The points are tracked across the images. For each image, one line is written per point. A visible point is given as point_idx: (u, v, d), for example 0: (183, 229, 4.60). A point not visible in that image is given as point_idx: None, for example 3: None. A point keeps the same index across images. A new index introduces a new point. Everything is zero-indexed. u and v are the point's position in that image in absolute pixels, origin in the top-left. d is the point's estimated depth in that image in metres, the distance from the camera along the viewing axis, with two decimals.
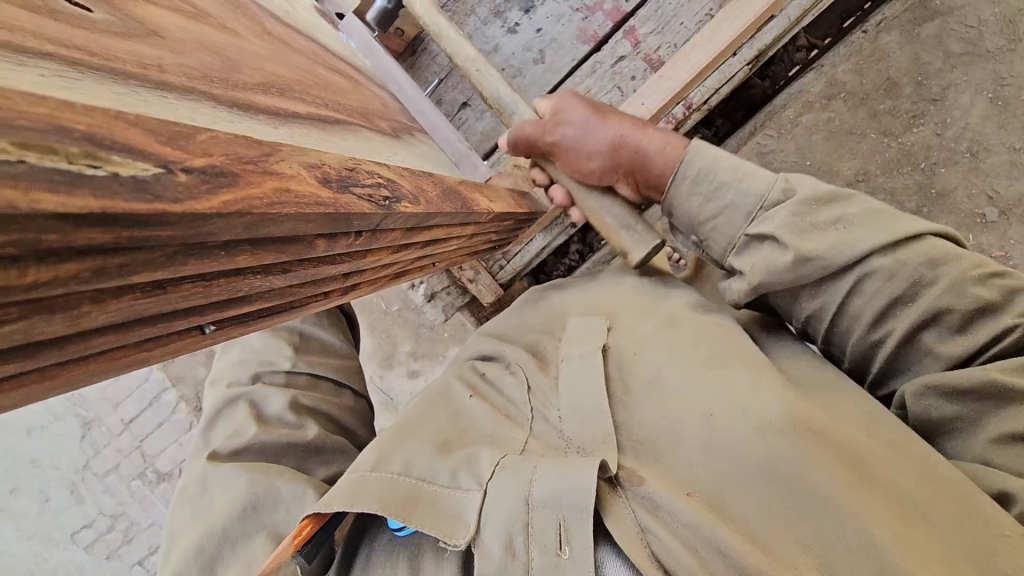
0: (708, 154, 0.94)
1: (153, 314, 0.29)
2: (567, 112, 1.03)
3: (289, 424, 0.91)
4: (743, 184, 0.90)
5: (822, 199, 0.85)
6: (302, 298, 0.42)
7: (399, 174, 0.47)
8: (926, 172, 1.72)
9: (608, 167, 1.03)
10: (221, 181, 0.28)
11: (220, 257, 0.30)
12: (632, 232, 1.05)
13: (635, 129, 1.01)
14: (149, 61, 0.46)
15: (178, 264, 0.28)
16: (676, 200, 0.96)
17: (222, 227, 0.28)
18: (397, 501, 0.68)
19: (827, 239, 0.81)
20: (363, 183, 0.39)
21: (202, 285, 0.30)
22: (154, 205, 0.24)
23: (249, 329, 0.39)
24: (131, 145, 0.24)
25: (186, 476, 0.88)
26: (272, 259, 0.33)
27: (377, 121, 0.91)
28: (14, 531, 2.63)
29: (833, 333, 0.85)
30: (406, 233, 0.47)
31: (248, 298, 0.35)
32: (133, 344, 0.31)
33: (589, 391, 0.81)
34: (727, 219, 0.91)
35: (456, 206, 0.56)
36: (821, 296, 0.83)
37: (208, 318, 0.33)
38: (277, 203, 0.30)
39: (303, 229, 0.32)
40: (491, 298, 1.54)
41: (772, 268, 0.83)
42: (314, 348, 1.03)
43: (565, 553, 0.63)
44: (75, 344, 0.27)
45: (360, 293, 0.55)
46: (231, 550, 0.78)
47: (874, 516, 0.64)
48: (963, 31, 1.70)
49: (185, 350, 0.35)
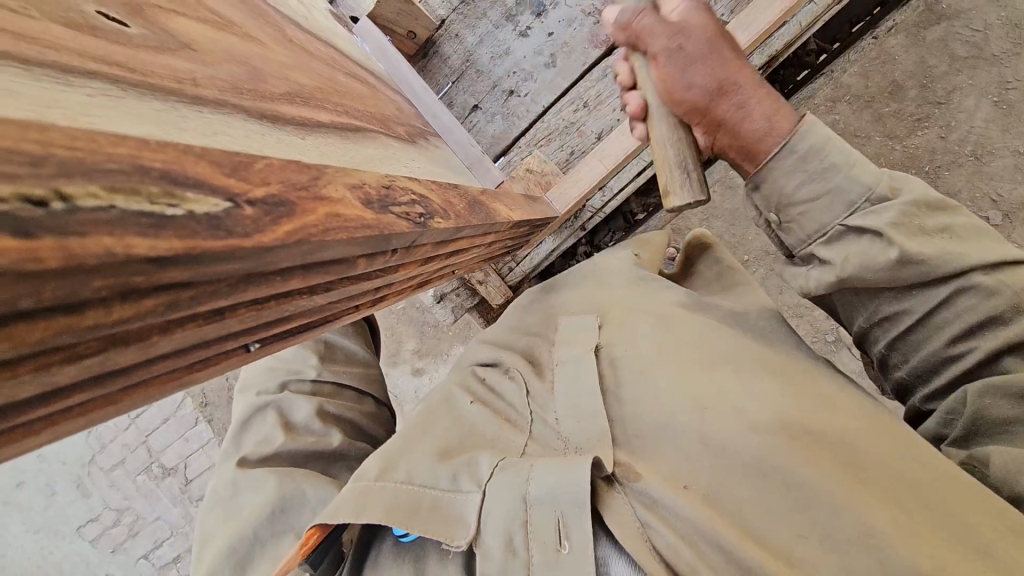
0: (823, 130, 0.83)
1: (209, 338, 0.30)
2: (693, 31, 0.87)
3: (314, 432, 0.91)
4: (852, 171, 0.81)
5: (931, 206, 0.79)
6: (335, 312, 0.42)
7: (429, 188, 0.47)
8: (930, 174, 1.72)
9: (702, 107, 0.88)
10: (281, 211, 0.28)
11: (276, 283, 0.30)
12: (685, 175, 0.88)
13: (749, 81, 0.87)
14: (184, 75, 0.46)
15: (239, 291, 0.28)
16: (772, 171, 0.85)
17: (283, 256, 0.29)
18: (399, 508, 0.70)
19: (932, 247, 0.77)
20: (400, 201, 0.39)
21: (255, 309, 0.31)
22: (228, 241, 0.25)
23: (285, 344, 0.38)
24: (201, 179, 0.25)
25: (214, 481, 0.89)
26: (319, 280, 0.33)
27: (394, 127, 0.92)
28: (21, 525, 2.65)
29: (904, 340, 0.83)
30: (435, 247, 0.47)
31: (291, 316, 0.35)
32: (187, 366, 0.30)
33: (587, 392, 0.82)
34: (825, 204, 0.83)
35: (481, 217, 0.56)
36: (905, 301, 0.80)
37: (255, 336, 0.33)
38: (331, 230, 0.30)
39: (350, 252, 0.33)
40: (500, 299, 1.55)
41: (867, 264, 0.79)
42: (338, 357, 1.04)
43: (565, 548, 0.64)
44: (139, 371, 0.27)
45: (388, 302, 0.55)
46: (260, 552, 0.79)
47: (870, 507, 0.65)
48: (967, 35, 1.71)
49: (231, 369, 0.35)
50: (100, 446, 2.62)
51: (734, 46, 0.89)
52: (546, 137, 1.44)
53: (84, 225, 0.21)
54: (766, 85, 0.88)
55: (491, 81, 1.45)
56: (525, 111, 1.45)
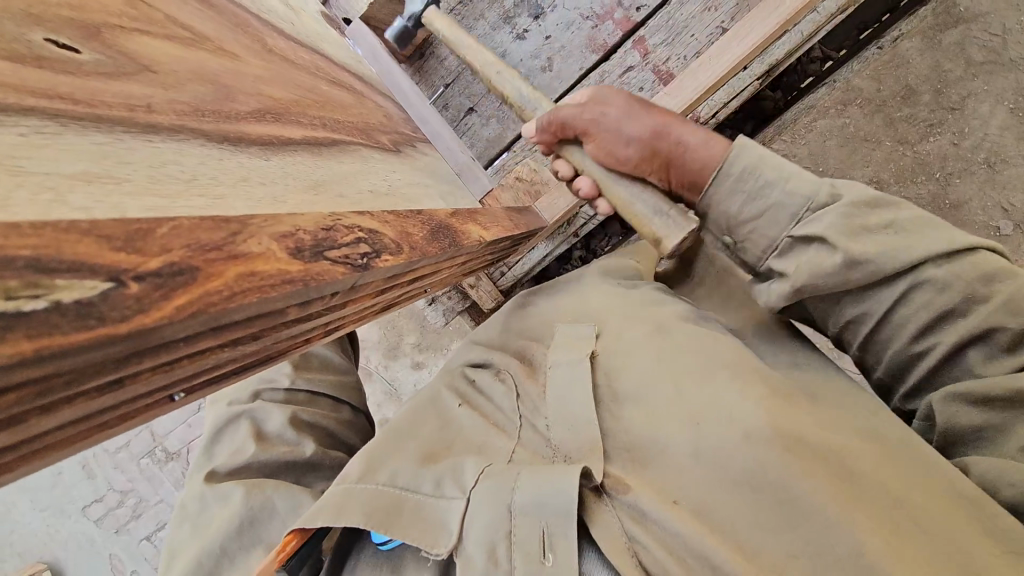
0: (754, 150, 0.85)
1: (112, 404, 0.29)
2: (603, 100, 0.95)
3: (288, 441, 0.92)
4: (789, 185, 0.82)
5: (870, 202, 0.78)
6: (280, 348, 0.41)
7: (382, 221, 0.47)
8: (940, 182, 1.68)
9: (645, 154, 0.92)
10: (177, 280, 0.27)
11: (180, 346, 0.29)
12: (666, 220, 0.90)
13: (674, 120, 0.92)
14: (138, 101, 0.46)
15: (133, 364, 0.27)
16: (715, 199, 0.88)
17: (179, 329, 0.27)
18: (380, 511, 0.70)
19: (872, 247, 0.76)
20: (340, 243, 0.38)
21: (165, 370, 0.29)
22: (97, 330, 0.24)
23: (219, 388, 0.37)
24: (81, 262, 0.24)
25: (186, 492, 0.90)
26: (237, 334, 0.32)
27: (377, 137, 0.91)
28: (30, 503, 2.75)
29: (873, 340, 0.83)
30: (390, 279, 0.47)
31: (222, 363, 0.35)
32: (97, 424, 0.30)
33: (576, 400, 0.81)
34: (771, 220, 0.83)
35: (445, 245, 0.56)
36: (865, 304, 0.80)
37: (175, 387, 0.32)
38: (237, 293, 0.29)
39: (268, 307, 0.32)
40: (492, 303, 1.55)
41: (817, 270, 0.78)
42: (315, 364, 1.05)
43: (549, 561, 0.63)
44: (33, 442, 0.26)
45: (347, 328, 0.54)
46: (229, 564, 0.80)
47: (869, 524, 0.64)
48: (985, 39, 1.67)
49: (153, 418, 0.34)
50: None
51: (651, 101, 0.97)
52: None
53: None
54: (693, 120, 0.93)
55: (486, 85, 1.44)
56: (521, 116, 1.44)
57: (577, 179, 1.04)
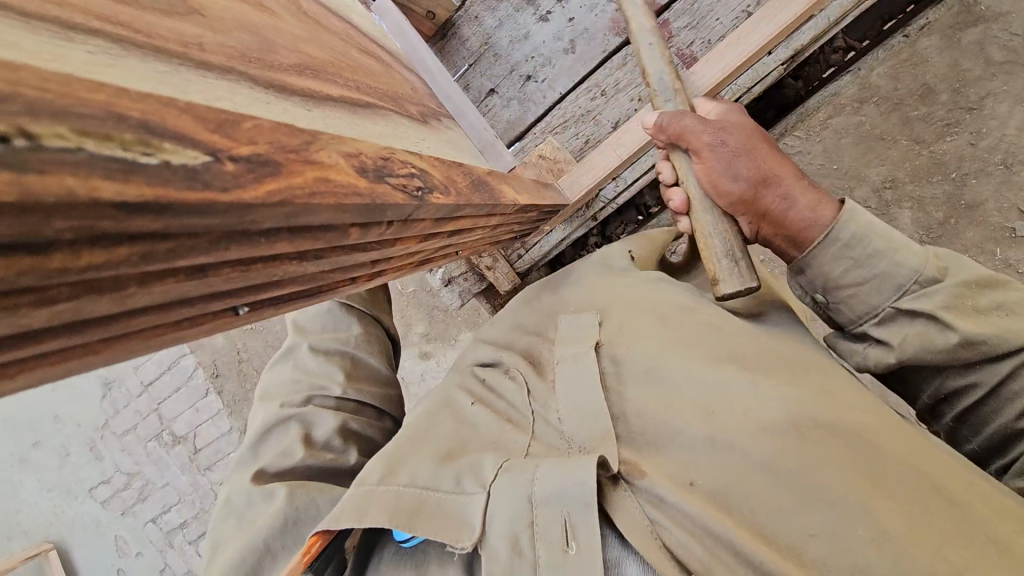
0: (865, 220, 0.88)
1: (195, 296, 0.30)
2: (734, 129, 0.94)
3: (335, 449, 0.94)
4: (897, 256, 0.87)
5: (980, 284, 0.85)
6: (331, 283, 0.42)
7: (429, 163, 0.47)
8: (957, 182, 1.68)
9: (749, 197, 0.93)
10: (266, 170, 0.28)
11: (261, 243, 0.31)
12: (737, 267, 0.92)
13: (789, 176, 0.92)
14: (190, 40, 0.46)
15: (221, 250, 0.29)
16: (818, 258, 0.90)
17: (266, 216, 0.28)
18: (402, 510, 0.70)
19: (990, 326, 0.83)
20: (397, 173, 0.39)
21: (241, 270, 0.31)
22: (203, 196, 0.25)
23: (275, 312, 0.38)
24: (182, 133, 0.25)
25: (229, 488, 0.91)
26: (307, 245, 0.33)
27: (406, 107, 0.92)
28: (37, 482, 2.81)
29: (976, 411, 0.88)
30: (435, 223, 0.47)
31: (282, 282, 0.35)
32: (173, 322, 0.31)
33: (588, 390, 0.82)
34: (875, 288, 0.87)
35: (485, 197, 0.56)
36: (974, 374, 0.86)
37: (244, 298, 0.34)
38: (315, 193, 0.30)
39: (339, 218, 0.32)
40: (507, 285, 1.54)
41: (929, 344, 0.84)
42: (362, 374, 1.06)
43: (572, 550, 0.64)
44: (120, 323, 0.28)
45: (387, 278, 0.55)
46: (273, 563, 0.83)
47: (888, 506, 0.67)
48: (1006, 39, 1.64)
49: (220, 330, 0.35)
50: (114, 411, 2.70)
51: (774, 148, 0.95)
52: (562, 126, 1.43)
53: (45, 164, 0.21)
54: (808, 180, 0.94)
55: (508, 65, 1.44)
56: (542, 98, 1.44)
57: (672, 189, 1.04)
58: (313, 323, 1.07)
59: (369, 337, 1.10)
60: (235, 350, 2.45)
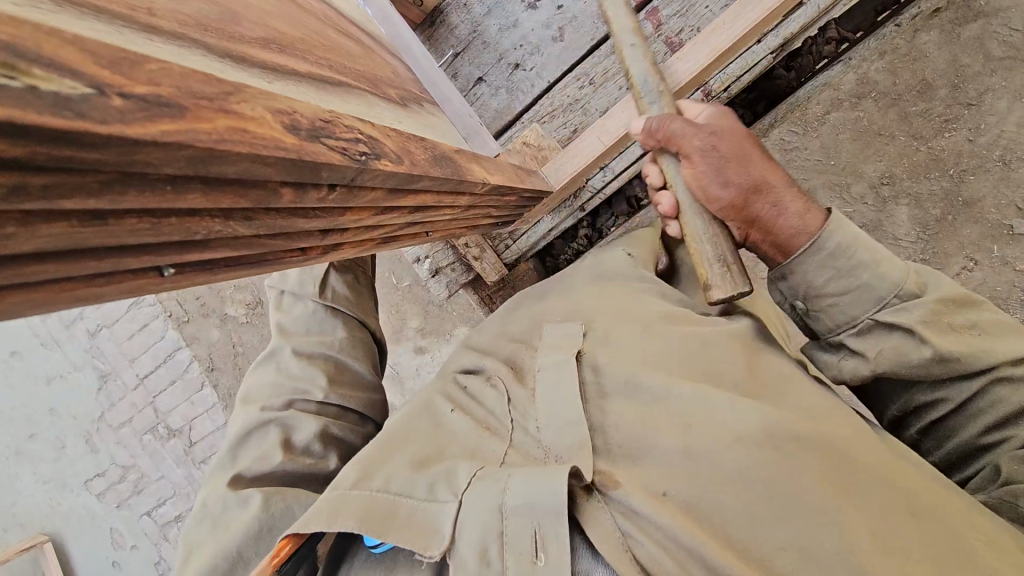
0: (851, 229, 0.87)
1: (101, 247, 0.30)
2: (725, 133, 0.92)
3: (314, 454, 0.94)
4: (880, 268, 0.85)
5: (957, 300, 0.84)
6: (273, 252, 0.42)
7: (382, 132, 0.46)
8: (954, 179, 1.65)
9: (738, 204, 0.91)
10: (164, 111, 0.26)
11: (167, 191, 0.30)
12: (727, 271, 0.90)
13: (779, 181, 0.91)
14: (138, 4, 0.45)
15: (116, 193, 0.28)
16: (799, 265, 0.89)
17: (161, 157, 0.27)
18: (372, 515, 0.69)
19: (961, 343, 0.81)
20: (338, 136, 0.38)
21: (151, 222, 0.31)
22: (73, 125, 0.23)
23: (213, 278, 0.38)
24: (60, 62, 0.23)
25: (206, 492, 0.91)
26: (226, 202, 0.33)
27: (386, 90, 0.90)
28: (33, 475, 2.81)
29: (939, 427, 0.88)
30: (387, 194, 0.46)
31: (209, 245, 0.35)
32: (84, 277, 0.31)
33: (567, 403, 0.78)
34: (855, 299, 0.86)
35: (447, 171, 0.55)
36: (942, 391, 0.85)
37: (167, 258, 0.33)
38: (227, 140, 0.29)
39: (259, 170, 0.32)
40: (495, 276, 1.53)
41: (902, 360, 0.82)
42: (347, 380, 1.04)
43: (541, 561, 0.62)
44: (16, 270, 0.27)
45: (346, 254, 0.55)
46: (242, 571, 0.81)
47: (860, 522, 0.66)
48: (1005, 34, 1.60)
49: (143, 292, 0.35)
50: (109, 404, 2.68)
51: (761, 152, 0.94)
52: (550, 114, 1.42)
53: None
54: (799, 187, 0.92)
55: (497, 53, 1.43)
56: (530, 87, 1.43)
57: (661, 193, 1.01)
58: (297, 325, 1.05)
59: (354, 341, 1.08)
60: (230, 344, 2.42)
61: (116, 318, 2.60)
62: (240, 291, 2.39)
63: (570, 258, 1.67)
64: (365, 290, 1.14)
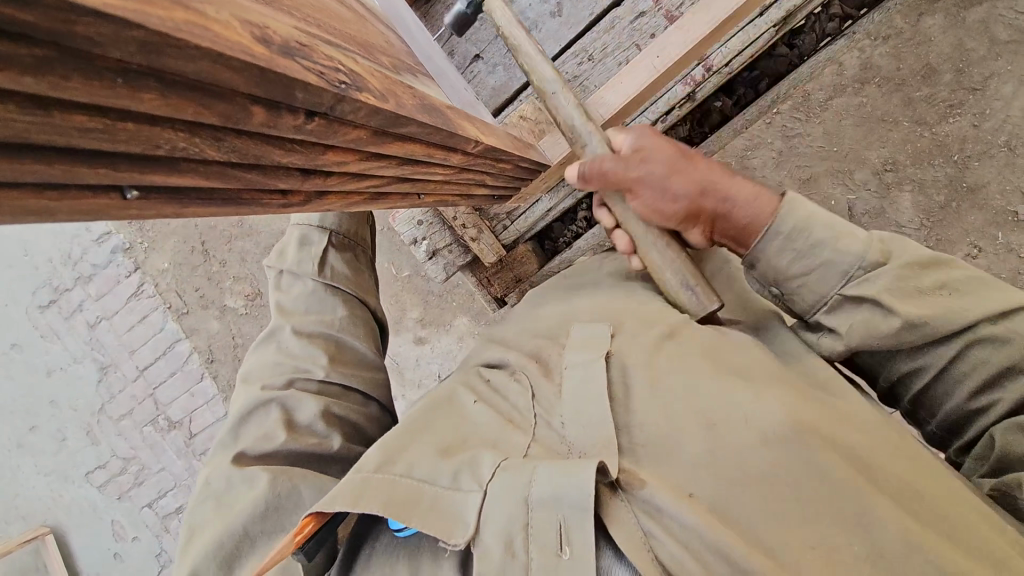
0: (802, 209, 0.86)
1: (54, 144, 0.28)
2: (657, 147, 0.95)
3: (318, 433, 0.90)
4: (839, 243, 0.84)
5: (928, 263, 0.82)
6: (250, 187, 0.42)
7: (368, 72, 0.46)
8: (959, 165, 1.62)
9: (693, 209, 0.94)
10: None
11: (119, 88, 0.28)
12: (694, 294, 0.92)
13: (719, 176, 0.94)
14: None
15: (58, 77, 0.26)
16: (762, 251, 0.88)
17: (108, 37, 0.25)
18: (397, 501, 0.67)
19: (931, 309, 0.79)
20: (315, 61, 0.37)
21: (103, 123, 0.29)
22: None
23: (180, 209, 0.38)
24: None
25: (207, 475, 0.88)
26: (189, 109, 0.32)
27: (377, 55, 0.87)
28: (33, 467, 2.80)
29: (927, 395, 0.86)
30: (371, 136, 0.47)
31: (178, 166, 0.35)
32: (33, 187, 0.29)
33: (594, 398, 0.75)
34: (820, 276, 0.84)
35: (435, 121, 0.54)
36: (919, 359, 0.83)
37: (128, 176, 0.32)
38: (182, 30, 0.27)
39: (222, 75, 0.30)
40: (493, 257, 1.51)
41: (873, 330, 0.80)
42: (349, 358, 1.02)
43: (566, 554, 0.61)
44: None
45: (332, 208, 0.55)
46: (250, 549, 0.80)
47: (889, 519, 0.65)
48: (1012, 17, 1.57)
49: (108, 215, 0.34)
50: (109, 396, 2.66)
51: (695, 157, 0.97)
52: None
53: None
54: (741, 173, 0.96)
55: (494, 30, 1.41)
56: None
57: (616, 231, 1.01)
58: (296, 304, 1.03)
59: (355, 320, 1.06)
60: (230, 334, 2.41)
61: (116, 309, 2.58)
62: (239, 282, 2.38)
63: (568, 242, 1.64)
64: (366, 270, 1.13)
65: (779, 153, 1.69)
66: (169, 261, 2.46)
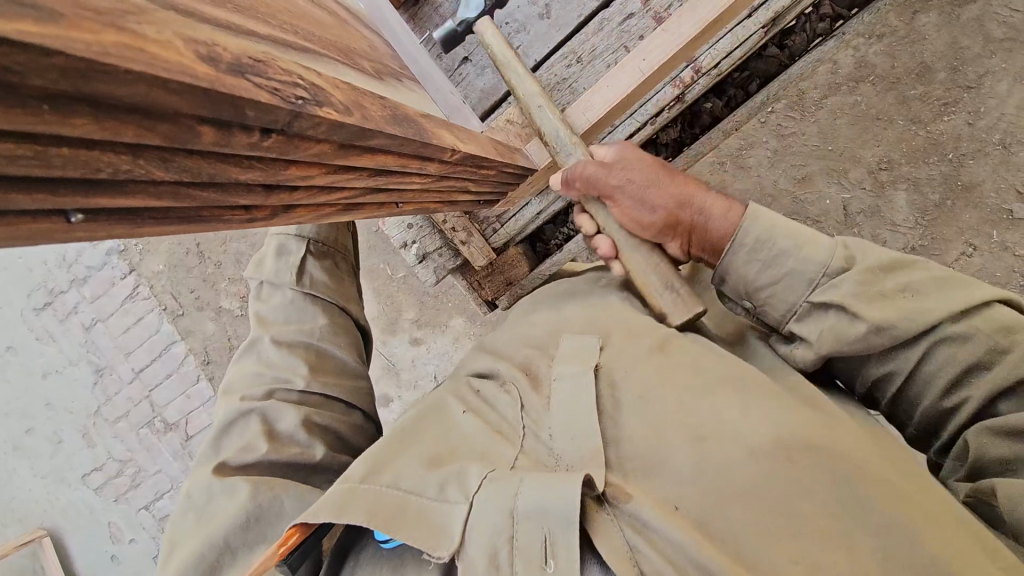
0: (764, 219, 0.89)
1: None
2: (636, 165, 1.00)
3: (300, 442, 0.90)
4: (804, 250, 0.86)
5: (886, 269, 0.83)
6: (209, 205, 0.42)
7: (333, 84, 0.46)
8: (955, 164, 1.61)
9: (669, 223, 0.97)
10: (28, 12, 0.24)
11: (44, 113, 0.27)
12: (676, 295, 0.93)
13: (692, 189, 0.98)
14: None
15: None
16: (734, 263, 0.90)
17: (27, 65, 0.24)
18: (382, 513, 0.67)
19: (896, 310, 0.79)
20: (271, 77, 0.37)
21: (32, 150, 0.29)
22: None
23: (131, 227, 0.37)
24: None
25: (190, 483, 0.88)
26: (130, 132, 0.31)
27: (359, 61, 0.86)
28: (30, 469, 2.79)
29: (902, 397, 0.84)
30: (334, 150, 0.47)
31: (124, 188, 0.35)
32: None
33: (582, 415, 0.76)
34: (788, 285, 0.86)
35: (406, 131, 0.54)
36: (889, 362, 0.82)
37: (70, 201, 0.32)
38: (110, 54, 0.26)
39: (159, 97, 0.30)
40: (483, 260, 1.49)
41: (840, 339, 0.81)
42: (331, 367, 1.01)
43: (550, 567, 0.61)
44: None
45: (300, 219, 0.55)
46: (233, 559, 0.80)
47: (872, 533, 0.66)
48: (1006, 15, 1.56)
49: (53, 238, 0.33)
50: (105, 398, 2.65)
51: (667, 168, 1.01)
52: None
53: None
54: (710, 187, 1.00)
55: None
56: None
57: (597, 237, 1.04)
58: (275, 314, 1.02)
59: (336, 328, 1.04)
60: (226, 336, 2.40)
61: (111, 312, 2.57)
62: (235, 283, 2.37)
63: (560, 244, 1.64)
64: (347, 279, 1.12)
65: (774, 152, 1.67)
66: (165, 263, 2.45)
